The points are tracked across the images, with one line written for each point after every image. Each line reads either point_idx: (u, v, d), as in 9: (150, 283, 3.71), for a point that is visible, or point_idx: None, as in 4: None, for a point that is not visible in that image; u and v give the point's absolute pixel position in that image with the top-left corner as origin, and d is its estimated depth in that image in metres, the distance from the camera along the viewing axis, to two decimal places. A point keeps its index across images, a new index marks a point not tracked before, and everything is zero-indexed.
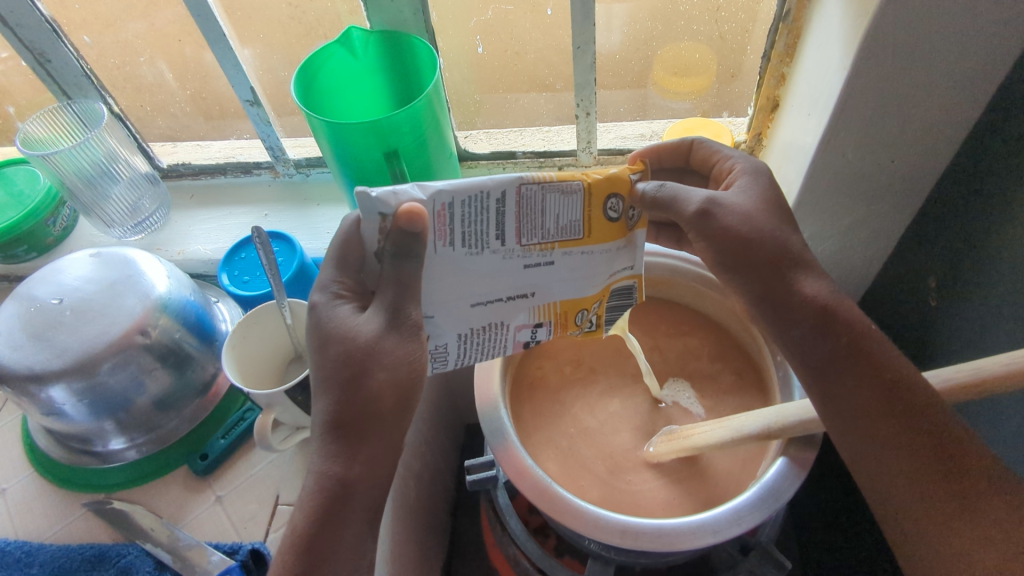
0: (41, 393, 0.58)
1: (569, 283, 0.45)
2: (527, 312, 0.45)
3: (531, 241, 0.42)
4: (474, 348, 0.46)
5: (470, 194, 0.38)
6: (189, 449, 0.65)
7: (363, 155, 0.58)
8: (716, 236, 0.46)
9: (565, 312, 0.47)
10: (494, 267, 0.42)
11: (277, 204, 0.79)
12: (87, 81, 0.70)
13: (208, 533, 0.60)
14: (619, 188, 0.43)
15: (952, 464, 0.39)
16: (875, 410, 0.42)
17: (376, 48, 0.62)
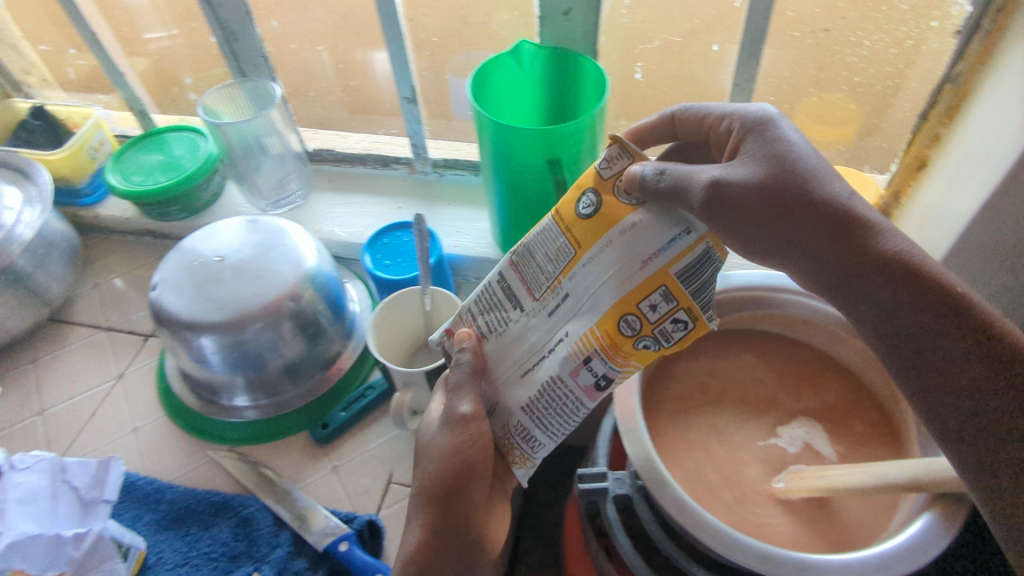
0: (194, 341, 0.62)
1: (597, 298, 0.36)
2: (565, 352, 0.37)
3: (540, 289, 0.39)
4: (553, 418, 0.39)
5: (482, 292, 0.43)
6: (310, 416, 0.68)
7: (527, 160, 0.61)
8: (738, 210, 0.37)
9: (608, 333, 0.36)
10: (525, 332, 0.40)
11: (410, 199, 0.83)
12: (265, 63, 0.75)
13: (323, 499, 0.62)
14: (585, 185, 0.38)
15: (1005, 361, 0.35)
16: (917, 310, 0.36)
17: (544, 63, 0.65)
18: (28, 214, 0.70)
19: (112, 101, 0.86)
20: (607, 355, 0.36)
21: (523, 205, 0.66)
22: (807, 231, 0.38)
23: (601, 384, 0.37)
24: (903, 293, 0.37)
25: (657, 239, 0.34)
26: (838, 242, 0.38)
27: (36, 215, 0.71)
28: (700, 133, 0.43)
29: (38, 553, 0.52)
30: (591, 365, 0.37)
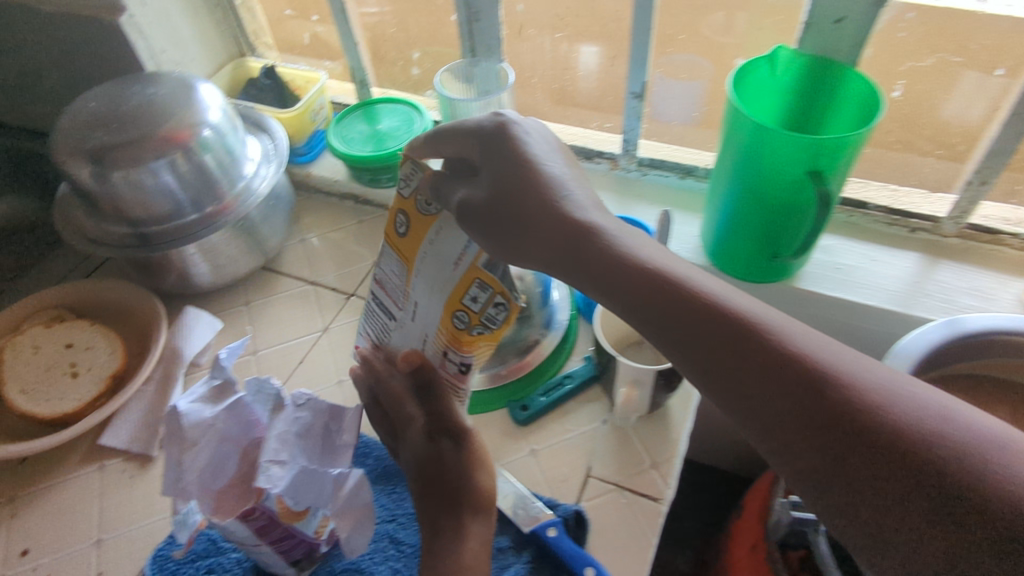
0: None
1: (432, 306, 0.51)
2: (434, 348, 0.53)
3: (400, 296, 0.56)
4: (450, 403, 0.54)
5: (372, 300, 0.62)
6: (508, 395, 0.68)
7: (786, 168, 0.58)
8: (479, 215, 0.48)
9: (453, 336, 0.49)
10: (405, 335, 0.56)
11: (609, 193, 0.82)
12: (498, 44, 0.77)
13: (522, 481, 0.62)
14: (405, 207, 0.54)
15: (963, 496, 0.30)
16: (805, 449, 0.34)
17: (804, 72, 0.62)
18: (266, 169, 0.75)
19: (335, 69, 0.90)
20: (454, 348, 0.50)
21: (760, 215, 0.63)
22: (700, 327, 0.39)
23: (464, 370, 0.51)
24: (849, 453, 0.33)
25: (463, 241, 0.48)
26: (647, 311, 0.42)
27: (272, 171, 0.75)
28: (456, 146, 0.53)
29: (322, 491, 0.45)
30: (459, 360, 0.51)
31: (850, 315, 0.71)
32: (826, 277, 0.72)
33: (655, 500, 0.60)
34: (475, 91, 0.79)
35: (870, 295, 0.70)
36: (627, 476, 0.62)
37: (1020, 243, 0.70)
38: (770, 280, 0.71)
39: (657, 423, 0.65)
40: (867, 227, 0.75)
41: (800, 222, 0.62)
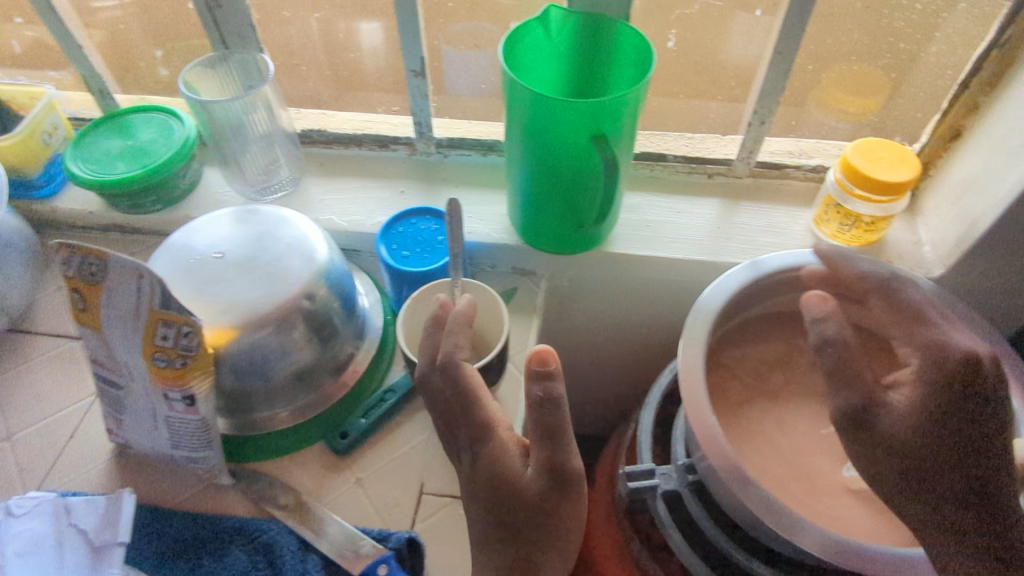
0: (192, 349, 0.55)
1: (135, 355, 0.51)
2: (156, 396, 0.52)
3: (110, 369, 0.54)
4: (169, 433, 0.54)
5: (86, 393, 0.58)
6: (324, 424, 0.61)
7: (567, 134, 0.56)
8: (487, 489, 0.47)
9: (166, 371, 0.50)
10: (129, 404, 0.55)
11: (411, 182, 0.76)
12: (251, 30, 0.66)
13: (351, 517, 0.57)
14: (78, 286, 0.50)
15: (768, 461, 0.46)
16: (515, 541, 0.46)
17: (576, 32, 0.59)
18: None
19: (65, 79, 0.76)
20: (173, 383, 0.51)
21: (551, 186, 0.61)
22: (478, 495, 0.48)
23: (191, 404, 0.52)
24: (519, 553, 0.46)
25: (133, 290, 0.48)
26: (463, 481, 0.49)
27: None
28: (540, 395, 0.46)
29: None
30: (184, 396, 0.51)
31: (662, 271, 0.71)
32: (634, 235, 0.71)
33: None
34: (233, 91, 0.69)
35: (676, 248, 0.69)
36: None
37: (803, 174, 0.74)
38: (564, 253, 0.69)
39: None
40: (668, 179, 0.76)
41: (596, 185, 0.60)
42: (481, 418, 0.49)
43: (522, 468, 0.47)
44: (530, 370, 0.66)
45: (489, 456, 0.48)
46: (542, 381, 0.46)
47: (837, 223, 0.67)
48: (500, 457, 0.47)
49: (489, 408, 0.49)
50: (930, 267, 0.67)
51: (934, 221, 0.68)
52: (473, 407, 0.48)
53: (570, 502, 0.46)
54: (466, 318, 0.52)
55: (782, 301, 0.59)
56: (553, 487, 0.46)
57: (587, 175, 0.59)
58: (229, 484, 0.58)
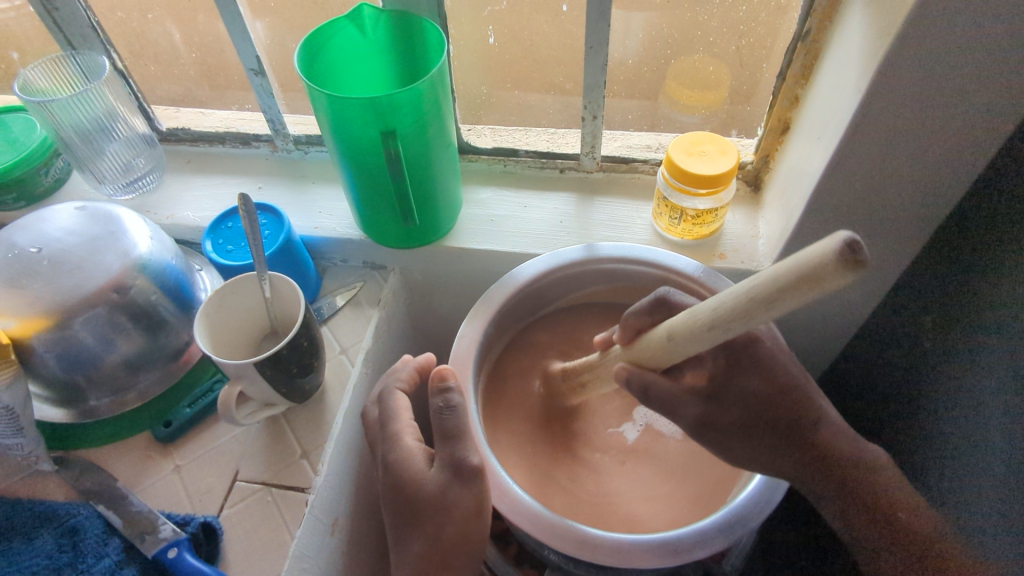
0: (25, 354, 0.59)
1: None
2: None
3: None
4: None
5: None
6: (152, 416, 0.63)
7: (360, 131, 0.57)
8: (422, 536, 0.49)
9: None
10: None
11: (272, 178, 0.78)
12: (93, 33, 0.71)
13: (162, 502, 0.58)
14: None
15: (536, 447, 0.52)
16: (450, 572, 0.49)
17: (388, 31, 0.60)
18: None
19: None
20: None
21: (365, 181, 0.62)
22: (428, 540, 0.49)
23: None
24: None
25: None
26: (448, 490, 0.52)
27: None
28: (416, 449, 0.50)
29: None
30: None
31: (505, 264, 0.73)
32: (476, 229, 0.72)
33: (303, 491, 0.58)
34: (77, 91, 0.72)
35: (516, 242, 0.71)
36: (276, 472, 0.60)
37: (651, 168, 0.75)
38: (401, 247, 0.70)
39: (312, 411, 0.63)
40: (522, 174, 0.77)
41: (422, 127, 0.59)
42: (395, 430, 0.52)
43: (425, 469, 0.49)
44: (362, 363, 0.66)
45: (395, 460, 0.50)
46: (443, 394, 0.49)
47: (668, 217, 0.68)
48: (406, 461, 0.49)
49: (404, 425, 0.52)
50: (761, 261, 0.67)
51: (770, 215, 0.68)
52: (388, 425, 0.53)
53: (476, 496, 0.48)
54: (410, 375, 0.57)
55: (590, 293, 0.65)
56: (453, 479, 0.48)
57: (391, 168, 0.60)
58: (50, 470, 0.59)
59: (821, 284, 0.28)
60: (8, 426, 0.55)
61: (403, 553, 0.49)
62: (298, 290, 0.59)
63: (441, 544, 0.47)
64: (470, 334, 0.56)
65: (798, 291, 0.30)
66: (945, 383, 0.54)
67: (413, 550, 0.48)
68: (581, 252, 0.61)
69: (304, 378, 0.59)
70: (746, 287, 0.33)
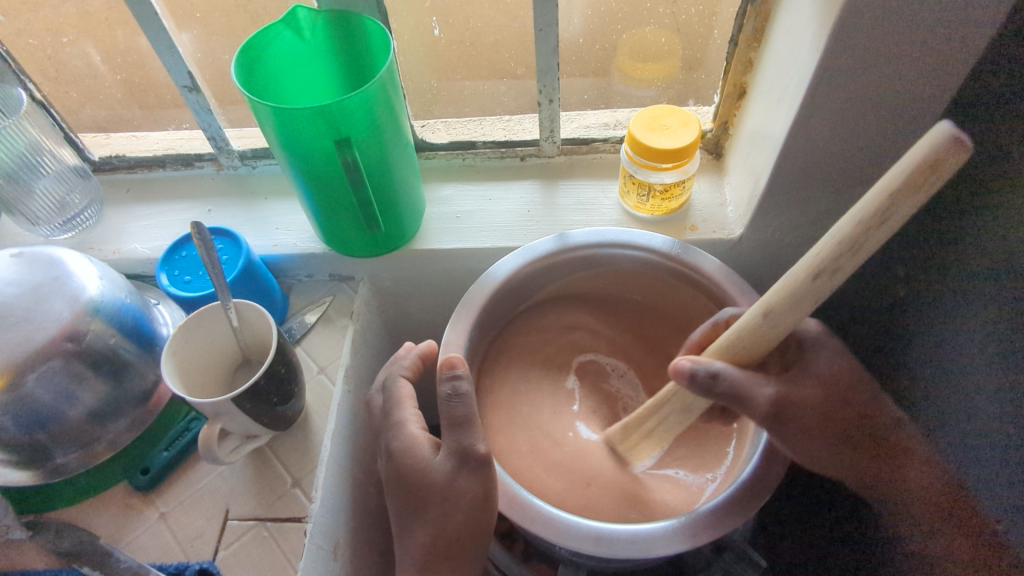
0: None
1: None
2: None
3: None
4: None
5: None
6: (128, 465, 0.60)
7: (311, 142, 0.54)
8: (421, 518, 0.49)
9: None
10: None
11: (221, 198, 0.74)
12: (3, 63, 0.66)
13: (151, 554, 0.55)
14: None
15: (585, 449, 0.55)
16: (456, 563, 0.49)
17: (326, 32, 0.57)
18: None
19: None
20: None
21: (322, 194, 0.59)
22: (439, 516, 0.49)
23: None
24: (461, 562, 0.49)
25: None
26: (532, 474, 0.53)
27: None
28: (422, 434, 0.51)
29: None
30: None
31: (475, 261, 0.71)
32: (443, 228, 0.70)
33: (300, 521, 0.56)
34: None
35: (483, 237, 0.69)
36: (268, 506, 0.57)
37: (612, 146, 0.74)
38: (368, 256, 0.68)
39: (297, 436, 0.61)
40: (482, 166, 0.76)
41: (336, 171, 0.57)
42: (400, 417, 0.51)
43: (431, 456, 0.48)
44: (343, 381, 0.64)
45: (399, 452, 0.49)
46: (452, 382, 0.47)
47: (636, 194, 0.67)
48: (411, 450, 0.49)
49: (407, 413, 0.51)
50: (732, 229, 0.66)
51: (735, 182, 0.68)
52: (391, 413, 0.52)
53: (480, 487, 0.47)
54: (414, 364, 0.55)
55: (572, 280, 0.64)
56: (460, 467, 0.47)
57: (349, 177, 0.58)
58: (25, 537, 0.55)
59: (938, 167, 0.28)
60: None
61: (410, 535, 0.49)
62: (266, 313, 0.56)
63: (445, 534, 0.48)
64: (456, 340, 0.55)
65: (920, 183, 0.29)
66: (927, 331, 0.55)
67: (420, 537, 0.48)
68: (554, 243, 0.59)
69: (286, 405, 0.57)
70: (834, 237, 0.33)
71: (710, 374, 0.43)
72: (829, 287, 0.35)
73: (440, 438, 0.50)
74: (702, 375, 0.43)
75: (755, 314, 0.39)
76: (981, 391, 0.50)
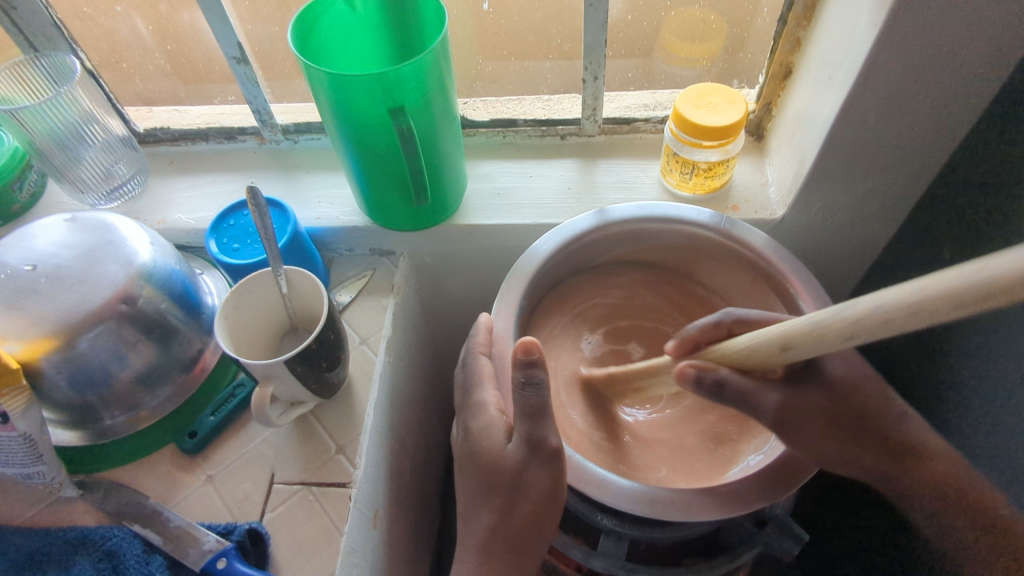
0: (39, 376, 0.55)
1: None
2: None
3: None
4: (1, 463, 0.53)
5: None
6: (175, 429, 0.61)
7: (364, 110, 0.54)
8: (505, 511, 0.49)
9: None
10: None
11: (264, 171, 0.75)
12: (56, 32, 0.66)
13: (199, 514, 0.56)
14: None
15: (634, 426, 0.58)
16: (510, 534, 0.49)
17: (378, 2, 0.57)
18: None
19: None
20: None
21: (371, 163, 0.60)
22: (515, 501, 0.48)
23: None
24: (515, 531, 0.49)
25: None
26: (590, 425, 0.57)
27: None
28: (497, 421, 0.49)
29: None
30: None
31: (514, 238, 0.71)
32: (484, 204, 0.71)
33: (345, 486, 0.57)
34: (45, 96, 0.68)
35: (525, 214, 0.69)
36: (314, 471, 0.58)
37: (653, 126, 0.74)
38: (411, 229, 0.68)
39: (342, 404, 0.62)
40: (522, 144, 0.76)
41: (383, 144, 0.58)
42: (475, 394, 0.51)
43: (486, 430, 0.49)
44: (386, 351, 0.65)
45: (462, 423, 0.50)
46: (527, 369, 0.45)
47: (678, 173, 0.67)
48: (485, 432, 0.49)
49: (487, 394, 0.51)
50: (774, 209, 0.66)
51: (778, 162, 0.68)
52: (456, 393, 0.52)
53: (551, 479, 0.47)
54: (487, 339, 0.54)
55: (620, 251, 0.63)
56: (531, 457, 0.47)
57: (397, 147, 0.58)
58: (76, 495, 0.56)
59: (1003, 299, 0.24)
60: (26, 454, 0.53)
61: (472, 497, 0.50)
62: (315, 279, 0.57)
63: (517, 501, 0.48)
64: (504, 311, 0.55)
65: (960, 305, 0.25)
66: None
67: (482, 522, 0.50)
68: (595, 218, 0.60)
69: (333, 371, 0.58)
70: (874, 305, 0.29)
71: (716, 379, 0.47)
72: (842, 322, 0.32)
73: (514, 420, 0.49)
74: (708, 379, 0.47)
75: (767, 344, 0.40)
76: None
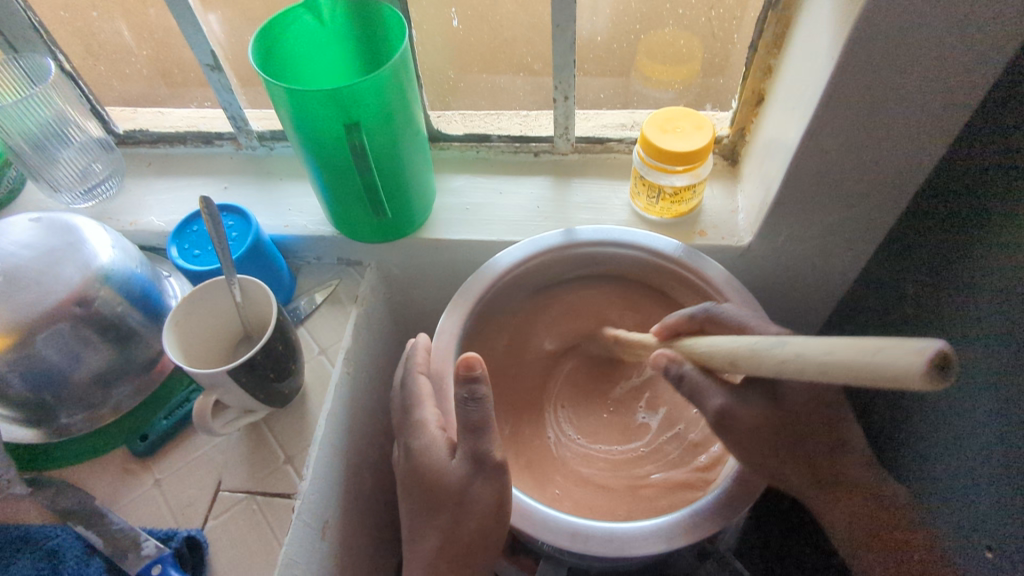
0: None
1: None
2: None
3: None
4: None
5: None
6: (129, 431, 0.62)
7: (321, 125, 0.55)
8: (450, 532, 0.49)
9: None
10: None
11: (238, 176, 0.76)
12: (35, 34, 0.67)
13: (143, 517, 0.57)
14: None
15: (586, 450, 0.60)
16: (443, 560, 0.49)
17: (344, 16, 0.58)
18: None
19: None
20: None
21: (332, 176, 0.60)
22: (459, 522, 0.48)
23: None
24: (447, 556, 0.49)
25: None
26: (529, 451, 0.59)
27: None
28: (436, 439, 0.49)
29: None
30: None
31: (481, 253, 0.71)
32: (451, 218, 0.71)
33: (289, 497, 0.57)
34: (23, 96, 0.69)
35: (491, 230, 0.69)
36: (260, 480, 0.58)
37: (626, 147, 0.74)
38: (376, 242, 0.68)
39: (294, 413, 0.62)
40: (496, 160, 0.76)
41: (343, 158, 0.58)
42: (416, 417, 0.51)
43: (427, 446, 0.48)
44: (343, 362, 0.65)
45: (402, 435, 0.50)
46: (468, 385, 0.44)
47: (645, 196, 0.67)
48: (426, 453, 0.48)
49: (427, 413, 0.51)
50: (741, 236, 0.66)
51: (748, 189, 0.67)
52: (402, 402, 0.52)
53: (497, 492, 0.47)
54: (426, 359, 0.55)
55: (576, 277, 0.63)
56: (476, 472, 0.46)
57: (357, 161, 0.58)
58: (25, 493, 0.56)
59: (898, 382, 0.26)
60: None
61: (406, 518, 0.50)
62: (268, 289, 0.57)
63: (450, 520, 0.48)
64: (451, 329, 0.55)
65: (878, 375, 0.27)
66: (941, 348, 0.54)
67: (431, 541, 0.49)
68: (561, 236, 0.59)
69: (283, 381, 0.58)
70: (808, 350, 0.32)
71: (678, 373, 0.47)
72: (800, 339, 0.34)
73: (456, 437, 0.49)
74: (673, 372, 0.47)
75: (725, 357, 0.40)
76: (984, 417, 0.49)
